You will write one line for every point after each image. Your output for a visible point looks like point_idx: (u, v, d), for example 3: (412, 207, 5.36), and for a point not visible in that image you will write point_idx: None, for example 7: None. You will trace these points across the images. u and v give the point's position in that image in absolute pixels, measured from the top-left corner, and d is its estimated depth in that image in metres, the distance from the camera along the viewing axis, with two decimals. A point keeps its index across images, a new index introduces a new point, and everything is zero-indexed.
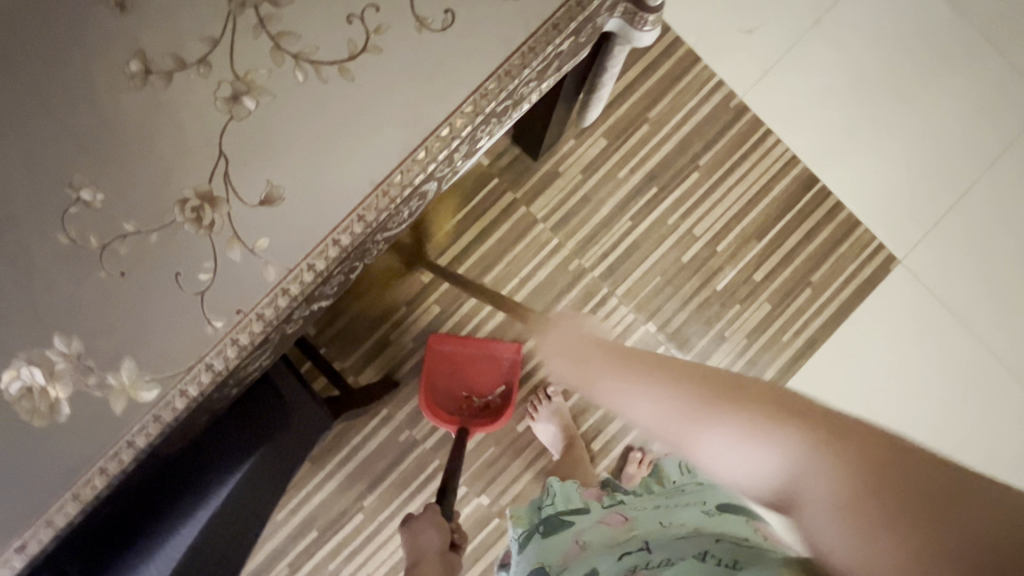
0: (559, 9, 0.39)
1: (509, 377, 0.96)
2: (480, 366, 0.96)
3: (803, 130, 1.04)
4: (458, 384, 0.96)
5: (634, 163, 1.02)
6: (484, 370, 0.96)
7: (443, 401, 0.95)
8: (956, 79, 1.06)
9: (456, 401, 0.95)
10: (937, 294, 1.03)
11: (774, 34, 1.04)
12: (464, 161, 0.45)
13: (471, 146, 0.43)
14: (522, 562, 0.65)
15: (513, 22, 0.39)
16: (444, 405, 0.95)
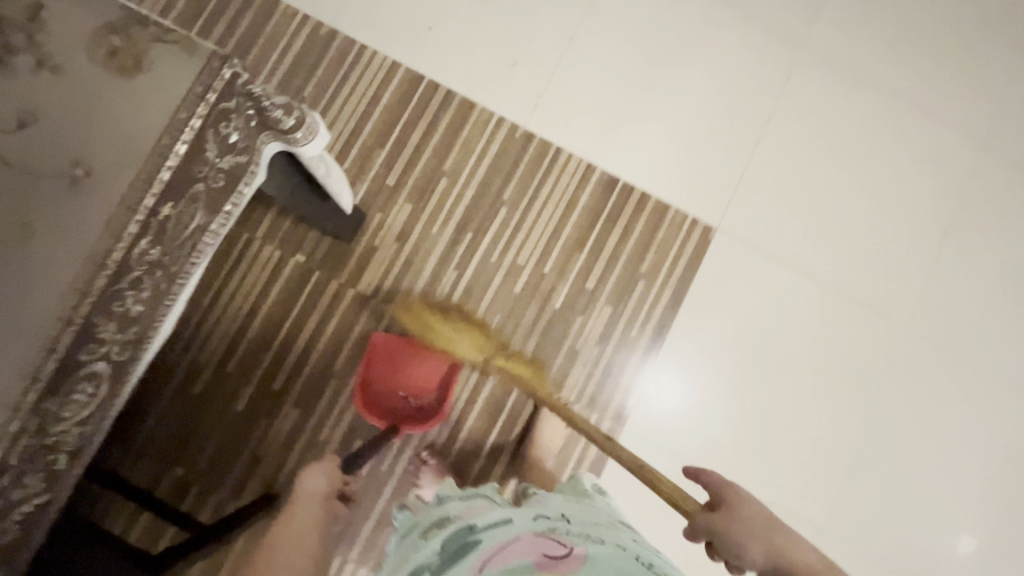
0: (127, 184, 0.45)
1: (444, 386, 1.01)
2: (421, 364, 1.01)
3: (591, 139, 1.09)
4: (398, 380, 1.01)
5: (443, 216, 1.06)
6: (422, 373, 1.01)
7: (380, 398, 1.00)
8: (715, 52, 1.13)
9: (394, 397, 1.01)
10: (758, 249, 1.10)
11: (537, 61, 1.10)
12: (128, 331, 0.48)
13: (117, 318, 0.46)
14: (429, 511, 0.68)
15: (89, 209, 0.45)
16: (381, 402, 1.00)
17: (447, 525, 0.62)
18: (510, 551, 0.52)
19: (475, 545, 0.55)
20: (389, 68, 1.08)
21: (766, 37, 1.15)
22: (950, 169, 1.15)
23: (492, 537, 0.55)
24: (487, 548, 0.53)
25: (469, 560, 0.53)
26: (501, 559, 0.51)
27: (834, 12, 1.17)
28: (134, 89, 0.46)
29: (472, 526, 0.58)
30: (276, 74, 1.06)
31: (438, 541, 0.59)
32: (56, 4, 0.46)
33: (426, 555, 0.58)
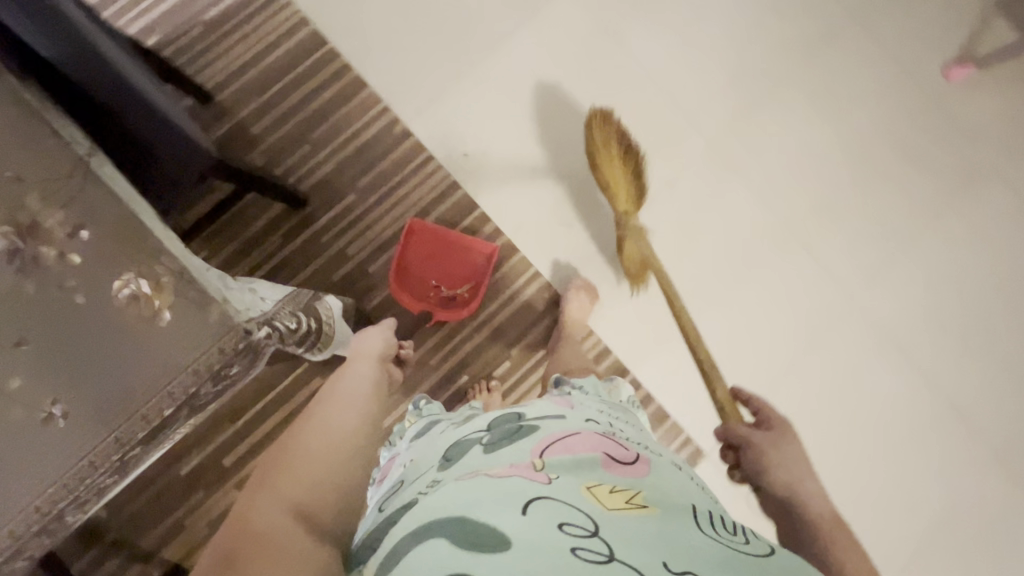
0: (117, 424, 0.41)
1: (479, 278, 1.06)
2: (455, 257, 1.06)
3: (617, 323, 1.07)
4: (434, 273, 1.07)
5: (447, 349, 1.04)
6: (457, 263, 1.07)
7: (413, 284, 1.06)
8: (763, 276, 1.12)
9: (426, 286, 1.07)
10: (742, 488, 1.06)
11: (590, 229, 1.09)
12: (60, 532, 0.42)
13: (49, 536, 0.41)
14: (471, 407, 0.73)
15: (64, 450, 0.40)
16: (413, 289, 1.06)
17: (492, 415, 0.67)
18: (572, 444, 0.56)
19: (529, 431, 0.59)
20: (446, 188, 1.07)
21: (820, 281, 1.12)
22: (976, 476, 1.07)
23: (548, 428, 0.60)
24: (544, 435, 0.58)
25: (529, 440, 0.57)
26: (565, 447, 0.55)
27: (899, 273, 1.12)
28: (144, 345, 0.41)
29: (520, 417, 0.64)
30: (336, 157, 1.05)
31: (486, 424, 0.64)
32: (95, 230, 0.42)
33: (473, 430, 0.64)
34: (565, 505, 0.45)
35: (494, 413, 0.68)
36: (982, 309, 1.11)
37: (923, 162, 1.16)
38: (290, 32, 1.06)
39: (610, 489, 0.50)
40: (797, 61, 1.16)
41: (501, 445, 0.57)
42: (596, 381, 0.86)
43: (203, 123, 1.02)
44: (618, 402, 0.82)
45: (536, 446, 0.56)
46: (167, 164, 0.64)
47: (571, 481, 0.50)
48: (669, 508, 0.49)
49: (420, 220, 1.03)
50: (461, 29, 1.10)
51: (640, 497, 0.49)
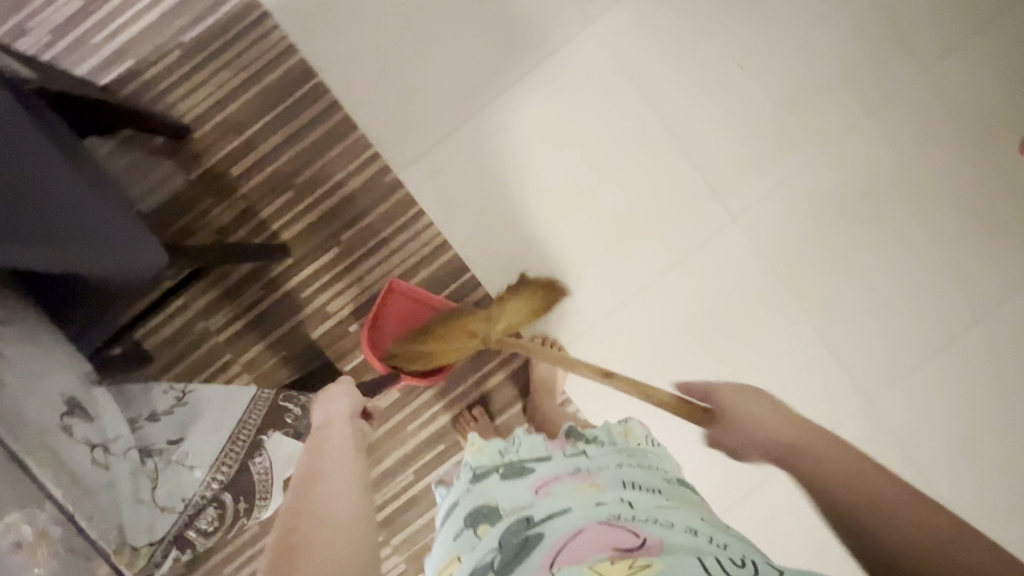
0: None
1: None
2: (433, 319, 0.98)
3: (605, 402, 1.02)
4: (410, 336, 0.98)
5: (426, 416, 1.00)
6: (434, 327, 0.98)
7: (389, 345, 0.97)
8: (770, 362, 1.04)
9: (398, 346, 0.98)
10: None
11: (589, 299, 1.01)
12: None
13: None
14: (472, 494, 0.63)
15: None
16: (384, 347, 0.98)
17: (501, 517, 0.57)
18: (579, 546, 0.48)
19: (536, 539, 0.51)
20: (438, 247, 0.99)
21: (834, 374, 1.05)
22: None
23: (555, 527, 0.51)
24: (554, 541, 0.50)
25: (538, 553, 0.49)
26: (572, 553, 0.47)
27: (919, 377, 1.05)
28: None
29: (529, 516, 0.55)
30: (322, 205, 0.98)
31: (494, 534, 0.55)
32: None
33: (482, 545, 0.55)
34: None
35: (502, 517, 0.57)
36: (1004, 415, 1.05)
37: (964, 256, 1.05)
38: (277, 59, 0.96)
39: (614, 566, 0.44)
40: (852, 125, 1.03)
41: (511, 568, 0.49)
42: (605, 428, 0.73)
43: (182, 160, 0.96)
44: (632, 446, 0.69)
45: (546, 559, 0.48)
46: (98, 292, 0.66)
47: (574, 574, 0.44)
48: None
49: (401, 279, 0.95)
50: (469, 66, 0.98)
51: (643, 563, 0.43)
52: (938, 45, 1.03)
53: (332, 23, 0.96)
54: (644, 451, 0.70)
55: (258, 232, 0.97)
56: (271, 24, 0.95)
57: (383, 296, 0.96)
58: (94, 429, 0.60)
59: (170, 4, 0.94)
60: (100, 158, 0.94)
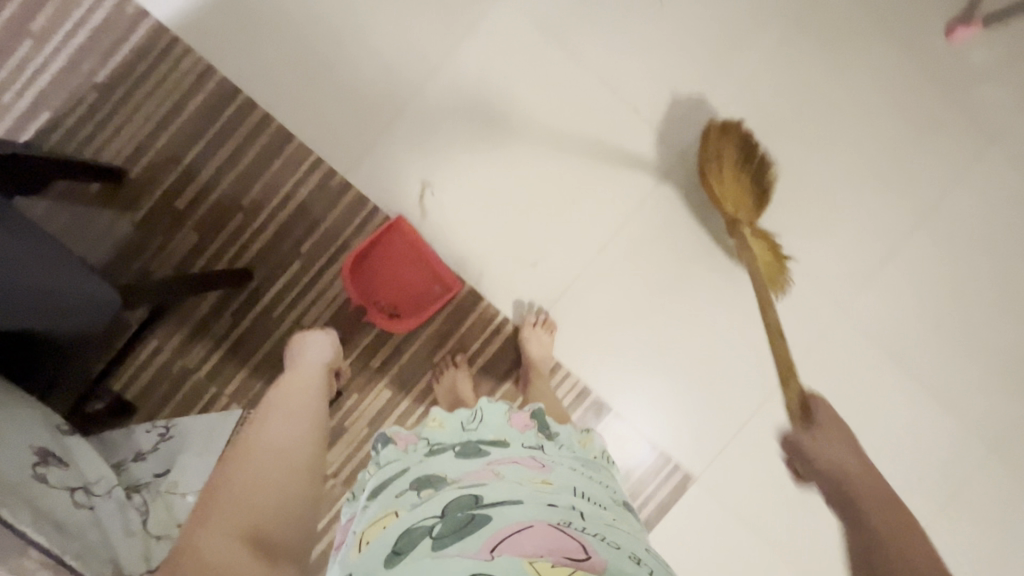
0: None
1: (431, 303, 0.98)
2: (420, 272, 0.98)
3: (593, 359, 1.03)
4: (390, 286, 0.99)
5: (422, 408, 1.01)
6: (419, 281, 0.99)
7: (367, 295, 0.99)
8: (745, 288, 1.06)
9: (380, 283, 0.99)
10: (731, 505, 1.07)
11: (558, 263, 1.02)
12: None
13: None
14: (427, 463, 0.68)
15: None
16: (367, 279, 0.98)
17: (449, 490, 0.61)
18: (523, 536, 0.52)
19: (483, 520, 0.55)
20: None
21: (809, 289, 1.07)
22: (961, 454, 1.11)
23: (503, 514, 0.55)
24: (498, 525, 0.54)
25: (481, 530, 0.54)
26: (515, 541, 0.51)
27: (890, 275, 1.08)
28: None
29: (478, 497, 0.58)
30: (274, 222, 0.97)
31: (440, 502, 0.59)
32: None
33: (424, 509, 0.58)
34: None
35: (451, 488, 0.61)
36: (971, 297, 1.09)
37: (912, 149, 1.07)
38: (199, 83, 0.94)
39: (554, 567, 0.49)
40: (783, 42, 1.04)
41: (450, 541, 0.53)
42: (568, 433, 0.82)
43: (123, 203, 0.94)
44: (589, 457, 0.78)
45: (489, 539, 0.52)
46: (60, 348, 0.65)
47: (512, 563, 0.49)
48: None
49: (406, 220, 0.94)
50: (394, 55, 0.97)
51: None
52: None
53: (246, 35, 0.94)
54: (597, 463, 0.78)
55: (216, 261, 0.96)
56: (184, 47, 0.93)
57: (383, 233, 0.95)
58: (72, 474, 0.63)
59: (76, 46, 0.91)
60: (39, 217, 0.92)
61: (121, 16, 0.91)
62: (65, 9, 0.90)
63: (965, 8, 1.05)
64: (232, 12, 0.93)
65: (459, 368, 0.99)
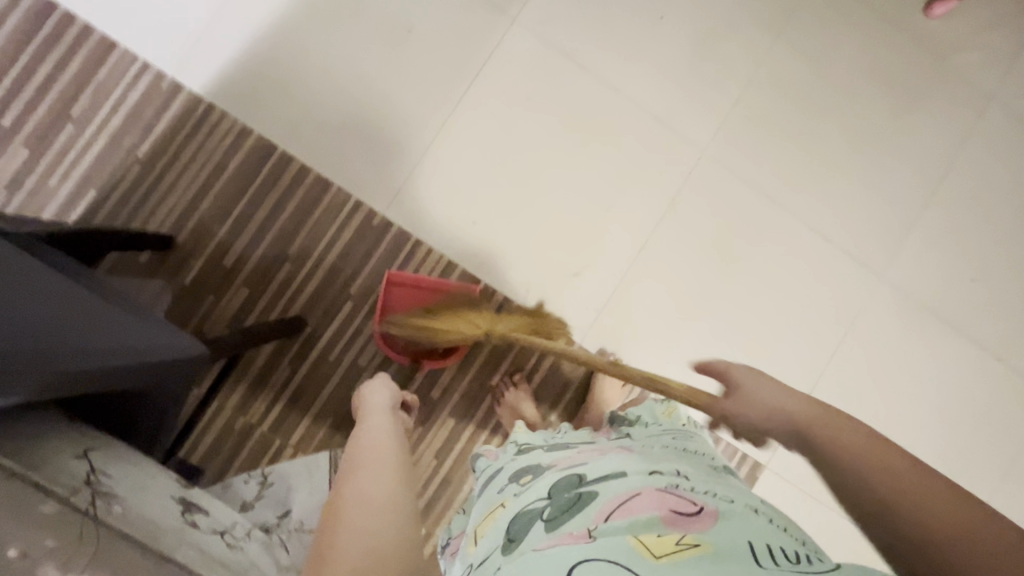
0: None
1: None
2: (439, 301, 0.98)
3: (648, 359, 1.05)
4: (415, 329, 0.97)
5: (487, 432, 1.01)
6: None
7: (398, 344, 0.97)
8: (781, 272, 1.09)
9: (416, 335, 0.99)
10: (801, 486, 1.08)
11: (601, 270, 1.04)
12: None
13: None
14: (522, 461, 0.70)
15: None
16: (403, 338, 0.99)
17: (550, 476, 0.63)
18: (632, 505, 0.53)
19: (591, 498, 0.56)
20: (444, 269, 1.01)
21: (842, 261, 1.10)
22: (1015, 405, 1.12)
23: (607, 487, 0.57)
24: (606, 499, 0.55)
25: (589, 507, 0.55)
26: (625, 510, 0.52)
27: (915, 238, 1.12)
28: None
29: (581, 477, 0.60)
30: (320, 268, 0.98)
31: (545, 487, 0.60)
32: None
33: (530, 494, 0.60)
34: (608, 565, 0.45)
35: (551, 474, 0.63)
36: (994, 251, 1.13)
37: (912, 116, 1.13)
38: (236, 142, 0.97)
39: (659, 536, 0.49)
40: (776, 36, 1.11)
41: (563, 520, 0.54)
42: (650, 410, 0.82)
43: (174, 268, 0.95)
44: (677, 427, 0.76)
45: (597, 509, 0.54)
46: (159, 402, 0.65)
47: (617, 538, 0.49)
48: (730, 546, 0.47)
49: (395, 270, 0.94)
50: (417, 96, 1.02)
51: (689, 539, 0.48)
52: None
53: (278, 95, 0.99)
54: (688, 431, 0.76)
55: (268, 313, 0.97)
56: (220, 112, 0.97)
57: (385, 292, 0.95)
58: (214, 521, 0.61)
59: (118, 121, 0.94)
60: None
61: (158, 89, 0.96)
62: (104, 90, 0.94)
63: None
64: (262, 77, 0.98)
65: (520, 389, 1.00)
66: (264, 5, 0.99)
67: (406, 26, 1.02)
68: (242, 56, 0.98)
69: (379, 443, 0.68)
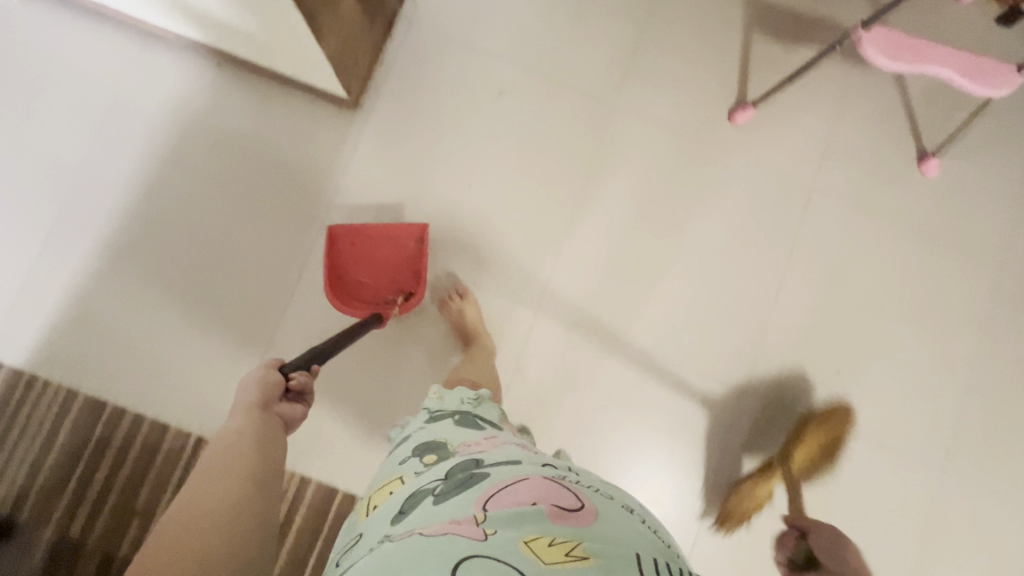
0: None
1: (416, 265, 1.04)
2: (387, 252, 1.03)
3: None
4: (379, 281, 1.04)
5: None
6: (394, 259, 1.04)
7: (358, 299, 1.04)
8: (645, 410, 1.08)
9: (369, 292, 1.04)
10: None
11: None
12: None
13: None
14: (430, 432, 0.69)
15: None
16: (357, 296, 1.04)
17: (452, 456, 0.62)
18: (523, 487, 0.51)
19: (483, 477, 0.55)
20: (299, 484, 1.02)
21: (704, 383, 1.09)
22: (907, 492, 1.10)
23: (500, 474, 0.54)
24: (499, 478, 0.54)
25: (479, 484, 0.53)
26: (512, 489, 0.51)
27: (773, 343, 1.11)
28: None
29: (478, 461, 0.58)
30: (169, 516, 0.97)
31: (445, 466, 0.59)
32: None
33: (431, 474, 0.59)
34: (495, 564, 0.42)
35: (452, 457, 0.62)
36: (851, 340, 1.12)
37: (746, 222, 1.12)
38: (62, 411, 0.97)
39: (551, 542, 0.45)
40: (593, 175, 1.11)
41: (452, 494, 0.53)
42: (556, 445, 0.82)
43: (18, 551, 0.94)
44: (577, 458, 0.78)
45: (489, 492, 0.51)
46: None
47: (509, 537, 0.45)
48: (612, 556, 0.45)
49: (341, 225, 0.99)
50: (244, 314, 1.04)
51: (581, 549, 0.45)
52: (623, 69, 1.12)
53: (101, 351, 1.00)
54: None
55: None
56: (41, 379, 0.97)
57: (331, 247, 1.00)
58: None
59: None
60: None
61: None
62: None
63: (739, 91, 1.13)
64: (81, 338, 0.99)
65: None
66: (74, 263, 1.01)
67: (219, 250, 1.04)
68: (56, 321, 0.99)
69: (224, 456, 0.55)
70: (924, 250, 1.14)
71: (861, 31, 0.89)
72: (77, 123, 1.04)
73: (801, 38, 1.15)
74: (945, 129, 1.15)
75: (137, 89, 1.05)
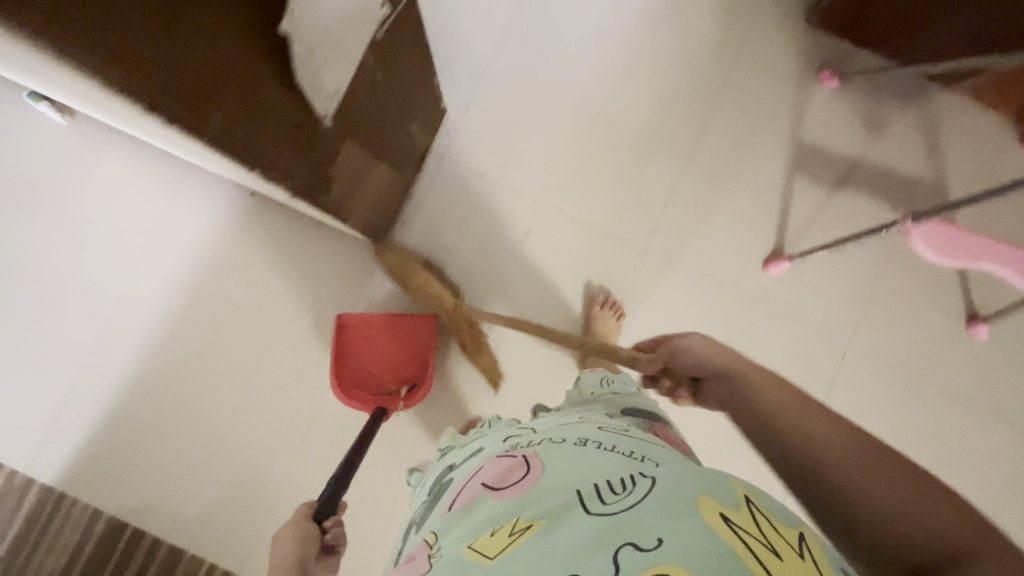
0: None
1: (426, 357, 1.04)
2: (397, 343, 1.04)
3: None
4: (388, 371, 1.04)
5: None
6: (403, 351, 1.04)
7: (366, 390, 1.02)
8: None
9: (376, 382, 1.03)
10: None
11: None
12: None
13: None
14: (430, 469, 0.71)
15: None
16: (365, 387, 1.02)
17: (435, 483, 0.64)
18: (476, 485, 0.53)
19: (452, 491, 0.57)
20: None
21: None
22: None
23: (467, 478, 0.57)
24: (462, 487, 0.56)
25: (448, 499, 0.56)
26: (465, 495, 0.52)
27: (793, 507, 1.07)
28: None
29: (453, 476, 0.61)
30: None
31: (430, 496, 0.62)
32: None
33: (420, 509, 0.62)
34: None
35: (437, 481, 0.64)
36: None
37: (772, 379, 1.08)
38: (88, 527, 1.02)
39: (494, 531, 0.45)
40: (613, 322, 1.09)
41: (427, 523, 0.56)
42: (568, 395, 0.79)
43: None
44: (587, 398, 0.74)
45: (444, 512, 0.54)
46: None
47: (453, 549, 0.46)
48: (550, 511, 0.44)
49: (350, 315, 1.01)
50: (264, 443, 1.07)
51: (523, 521, 0.44)
52: (655, 211, 1.10)
53: (127, 470, 1.04)
54: (595, 402, 0.72)
55: None
56: (71, 500, 1.02)
57: (339, 338, 1.01)
58: None
59: None
60: None
61: (13, 485, 1.02)
62: None
63: (776, 239, 1.09)
64: (110, 455, 1.04)
65: None
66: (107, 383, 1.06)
67: (244, 379, 1.08)
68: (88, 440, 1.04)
69: None
70: (959, 422, 1.08)
71: (908, 221, 0.85)
72: (116, 249, 1.08)
73: (844, 186, 1.10)
74: (990, 296, 1.09)
75: (151, 215, 1.09)
